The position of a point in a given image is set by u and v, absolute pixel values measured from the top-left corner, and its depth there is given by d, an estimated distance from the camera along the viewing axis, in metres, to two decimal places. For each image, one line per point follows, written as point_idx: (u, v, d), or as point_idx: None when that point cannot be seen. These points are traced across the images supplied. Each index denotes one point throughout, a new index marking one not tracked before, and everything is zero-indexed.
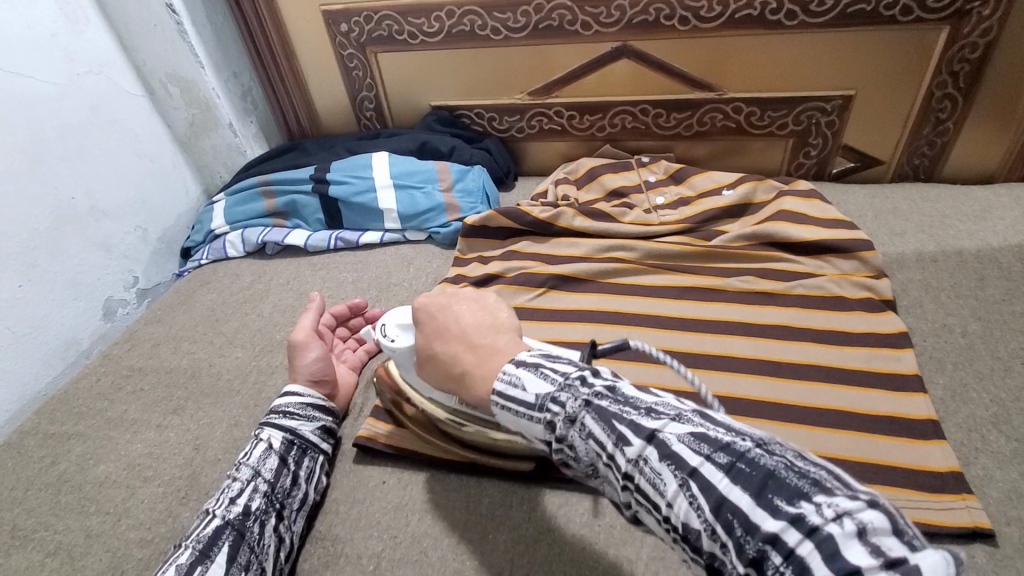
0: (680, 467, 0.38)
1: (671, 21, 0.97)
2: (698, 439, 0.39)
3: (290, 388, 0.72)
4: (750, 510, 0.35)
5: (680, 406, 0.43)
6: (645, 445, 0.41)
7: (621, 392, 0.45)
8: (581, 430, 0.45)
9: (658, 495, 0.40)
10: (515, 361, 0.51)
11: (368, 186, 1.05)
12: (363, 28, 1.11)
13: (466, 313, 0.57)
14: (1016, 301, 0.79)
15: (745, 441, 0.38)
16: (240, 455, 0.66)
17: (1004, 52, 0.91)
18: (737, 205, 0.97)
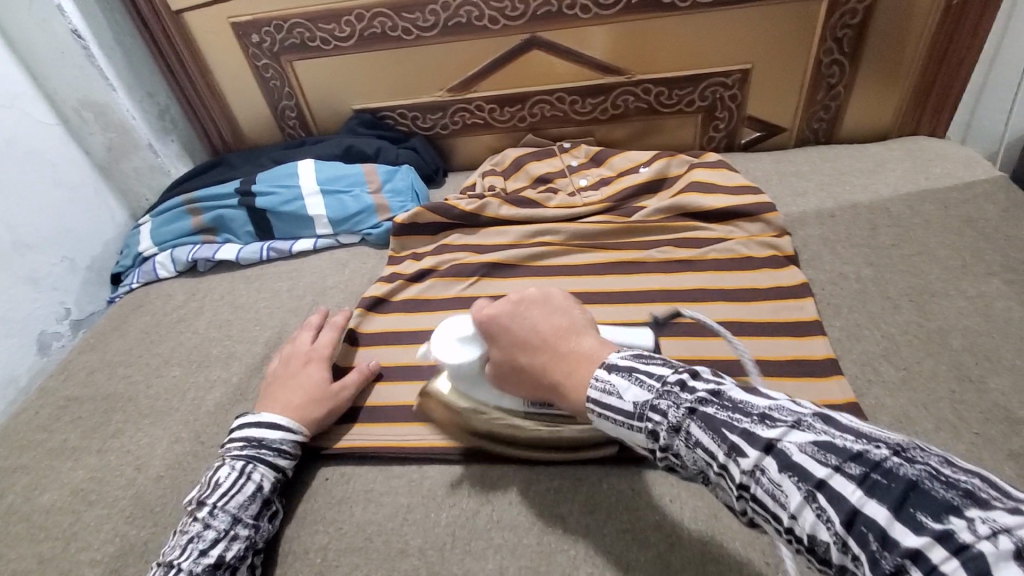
0: (805, 478, 0.37)
1: (573, 10, 1.01)
2: (824, 449, 0.37)
3: (286, 424, 0.69)
4: (888, 526, 0.33)
5: (796, 410, 0.41)
6: (762, 455, 0.39)
7: (726, 396, 0.44)
8: (686, 439, 0.44)
9: (778, 504, 0.38)
10: (607, 366, 0.51)
11: (295, 194, 1.05)
12: (274, 37, 1.11)
13: (538, 319, 0.59)
14: (904, 245, 0.87)
15: (879, 449, 0.36)
16: (217, 493, 0.62)
17: (881, 16, 0.98)
18: (653, 180, 1.02)
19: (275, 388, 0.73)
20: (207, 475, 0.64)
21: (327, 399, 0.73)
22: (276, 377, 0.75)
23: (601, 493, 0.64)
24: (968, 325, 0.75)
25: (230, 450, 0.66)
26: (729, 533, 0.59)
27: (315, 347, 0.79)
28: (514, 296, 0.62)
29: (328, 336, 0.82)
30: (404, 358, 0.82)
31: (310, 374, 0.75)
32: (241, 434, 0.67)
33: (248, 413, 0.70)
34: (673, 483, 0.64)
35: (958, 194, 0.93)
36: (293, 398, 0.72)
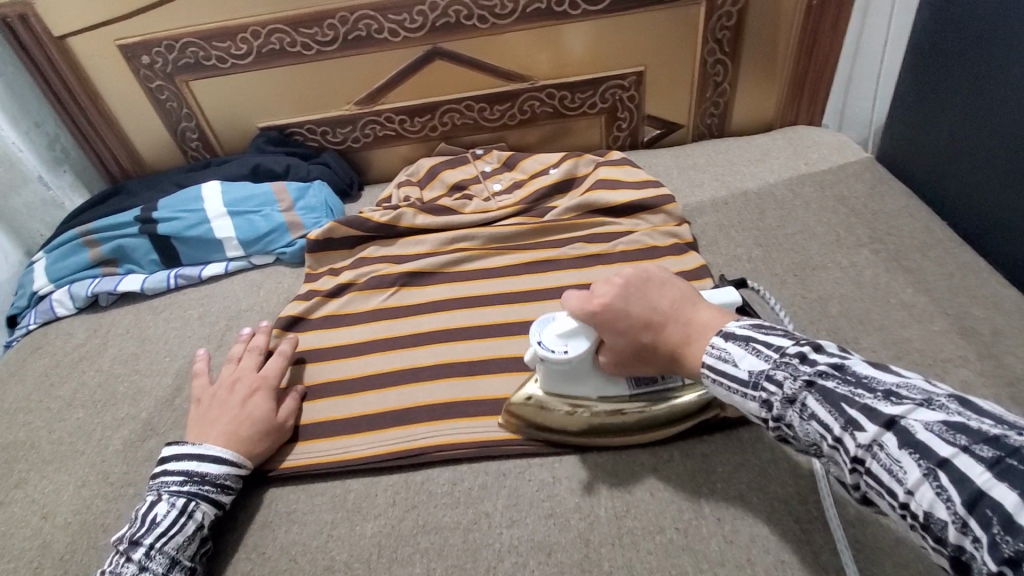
0: (927, 457, 0.38)
1: (471, 21, 1.04)
2: (953, 430, 0.38)
3: (230, 458, 0.67)
4: (1016, 511, 0.33)
5: (929, 389, 0.42)
6: (882, 431, 0.41)
7: (850, 370, 0.45)
8: (801, 410, 0.46)
9: (895, 479, 0.40)
10: (725, 336, 0.53)
11: (201, 218, 1.02)
12: (166, 58, 1.08)
13: (654, 296, 0.60)
14: (788, 225, 0.95)
15: (1019, 435, 0.36)
16: (155, 532, 0.60)
17: (753, 17, 1.07)
18: (562, 180, 1.06)
19: (214, 417, 0.70)
20: (141, 511, 0.62)
21: (272, 432, 0.71)
22: (214, 404, 0.72)
23: (523, 484, 0.67)
24: (844, 293, 0.83)
25: (166, 485, 0.64)
26: (644, 506, 0.63)
27: (263, 373, 0.76)
28: (619, 279, 0.62)
29: (278, 364, 0.78)
30: (326, 375, 0.81)
31: (253, 405, 0.72)
32: (180, 468, 0.65)
33: (186, 442, 0.68)
34: (592, 467, 0.67)
35: (832, 175, 1.03)
36: (238, 431, 0.69)
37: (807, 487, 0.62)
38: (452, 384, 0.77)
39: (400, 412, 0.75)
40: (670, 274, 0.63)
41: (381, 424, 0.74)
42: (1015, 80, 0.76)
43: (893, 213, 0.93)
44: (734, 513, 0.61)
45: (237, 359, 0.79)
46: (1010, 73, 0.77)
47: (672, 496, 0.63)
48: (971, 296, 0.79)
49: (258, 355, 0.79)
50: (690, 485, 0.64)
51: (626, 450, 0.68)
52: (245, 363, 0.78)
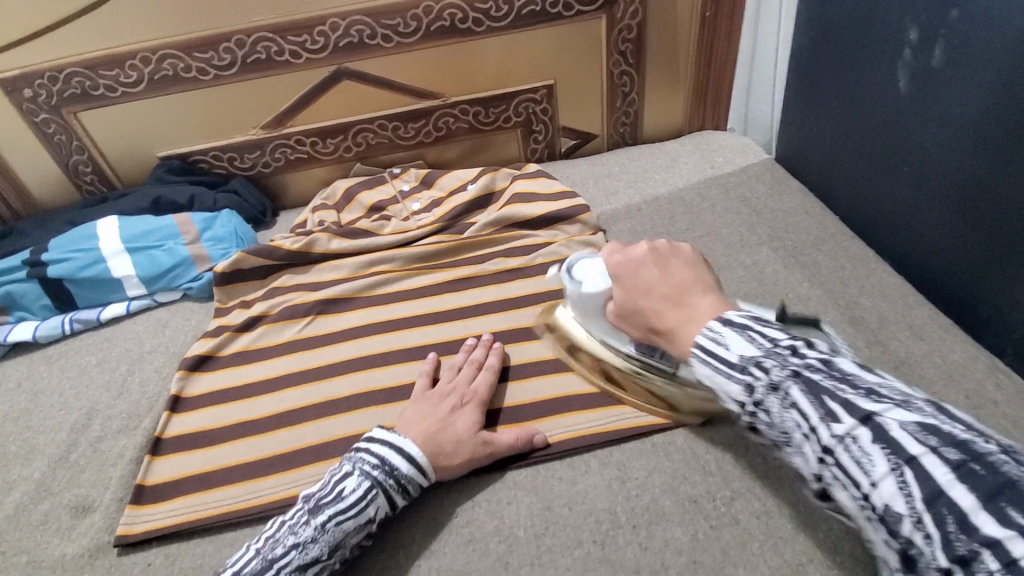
0: (898, 453, 0.41)
1: (375, 40, 1.03)
2: (926, 431, 0.40)
3: (422, 464, 0.63)
4: (972, 512, 0.37)
5: (906, 393, 0.44)
6: (858, 425, 0.43)
7: (836, 365, 0.47)
8: (783, 398, 0.47)
9: (862, 473, 0.42)
10: (722, 321, 0.54)
11: (96, 257, 0.95)
12: (50, 90, 1.00)
13: (669, 272, 0.62)
14: (697, 228, 0.99)
15: (987, 444, 0.39)
16: (337, 506, 0.59)
17: (653, 29, 1.11)
18: (481, 196, 1.05)
19: (417, 419, 0.67)
20: (334, 478, 0.62)
21: (475, 449, 0.66)
22: (428, 402, 0.70)
23: (445, 511, 0.65)
24: (748, 291, 0.87)
25: (363, 461, 0.63)
26: (562, 522, 0.63)
27: (474, 386, 0.72)
28: (644, 248, 0.65)
29: (489, 379, 0.73)
30: (238, 416, 0.77)
31: (462, 416, 0.68)
32: (378, 451, 0.63)
33: (393, 430, 0.66)
34: (511, 486, 0.67)
35: (735, 178, 1.07)
36: (438, 436, 0.65)
37: (717, 485, 0.64)
38: (370, 414, 0.75)
39: (317, 448, 0.72)
40: (693, 255, 0.65)
41: (295, 463, 0.71)
42: (882, 84, 0.82)
43: (790, 211, 0.98)
44: (648, 519, 0.62)
45: (456, 366, 0.76)
46: (877, 78, 0.83)
47: (590, 508, 0.64)
48: (861, 286, 0.84)
49: (473, 367, 0.75)
50: (607, 495, 0.64)
51: (545, 465, 0.68)
52: (462, 371, 0.75)
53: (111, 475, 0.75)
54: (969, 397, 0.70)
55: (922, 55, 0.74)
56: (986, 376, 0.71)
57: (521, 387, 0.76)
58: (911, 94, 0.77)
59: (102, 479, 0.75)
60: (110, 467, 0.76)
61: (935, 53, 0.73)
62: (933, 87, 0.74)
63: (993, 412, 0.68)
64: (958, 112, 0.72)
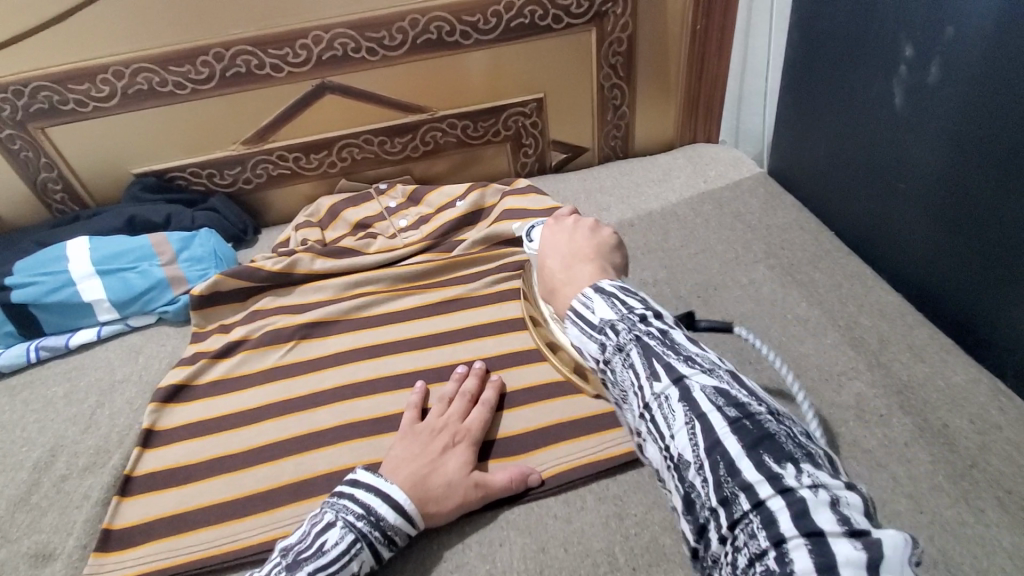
0: (693, 409, 0.41)
1: (359, 54, 1.00)
2: (720, 395, 0.41)
3: (410, 513, 0.60)
4: (737, 457, 0.38)
5: (715, 361, 0.44)
6: (671, 384, 0.43)
7: (671, 335, 0.46)
8: (624, 358, 0.46)
9: (666, 428, 0.42)
10: (596, 287, 0.51)
11: (64, 280, 0.90)
12: (16, 104, 0.96)
13: (581, 243, 0.62)
14: (691, 245, 0.96)
15: (760, 406, 0.41)
16: (318, 563, 0.54)
17: (643, 42, 1.10)
18: (470, 213, 1.02)
19: (406, 460, 0.63)
20: (314, 529, 0.57)
21: (467, 493, 0.62)
22: (416, 440, 0.65)
23: (433, 553, 0.62)
24: (743, 312, 0.85)
25: (347, 511, 0.58)
26: (558, 565, 0.60)
27: (467, 423, 0.69)
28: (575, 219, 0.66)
29: (483, 415, 0.70)
30: (213, 451, 0.73)
31: (452, 457, 0.64)
32: (362, 501, 0.59)
33: (379, 473, 0.62)
34: (504, 526, 0.63)
35: (729, 192, 1.05)
36: (428, 481, 0.62)
37: None
38: (354, 447, 0.71)
39: (298, 485, 0.68)
40: (614, 240, 0.63)
41: (274, 502, 0.67)
42: (876, 100, 0.81)
43: (785, 227, 0.97)
44: (648, 561, 0.59)
45: (447, 398, 0.72)
46: (871, 93, 0.81)
47: (587, 549, 0.60)
48: (859, 305, 0.83)
49: (466, 400, 0.71)
50: (604, 534, 0.61)
51: (539, 502, 0.65)
52: (453, 404, 0.71)
53: (74, 519, 0.70)
54: (974, 423, 0.68)
55: (919, 71, 0.73)
56: (989, 400, 0.69)
57: (513, 416, 0.72)
58: (907, 111, 0.76)
59: (64, 524, 0.70)
60: (74, 510, 0.71)
61: (931, 69, 0.71)
62: (930, 102, 0.72)
63: (999, 438, 0.66)
64: (950, 129, 0.70)
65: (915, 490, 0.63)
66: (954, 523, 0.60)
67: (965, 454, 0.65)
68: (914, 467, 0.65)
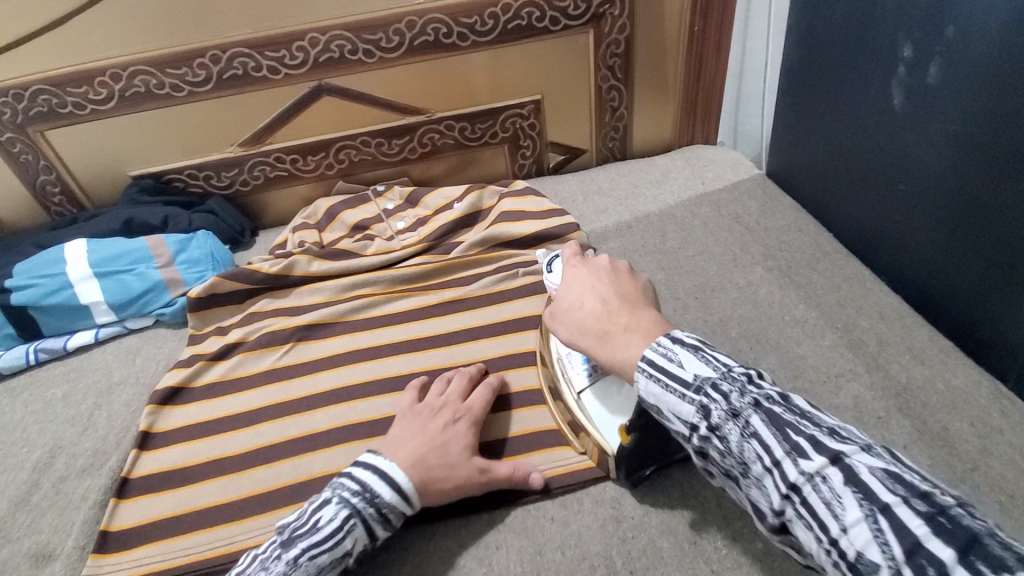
0: (871, 499, 0.38)
1: (356, 55, 1.00)
2: (894, 479, 0.39)
3: (406, 491, 0.59)
4: (952, 565, 0.34)
5: (863, 437, 0.43)
6: (826, 464, 0.41)
7: (794, 405, 0.45)
8: (744, 427, 0.45)
9: (832, 516, 0.39)
10: (671, 338, 0.52)
11: (62, 282, 0.90)
12: (14, 107, 0.96)
13: (623, 285, 0.60)
14: (689, 247, 0.96)
15: (946, 496, 0.37)
16: (311, 538, 0.55)
17: (640, 44, 1.09)
18: (467, 215, 1.01)
19: (409, 438, 0.63)
20: (311, 506, 0.58)
21: (463, 489, 0.62)
22: (418, 420, 0.66)
23: (430, 558, 0.62)
24: (741, 313, 0.85)
25: (342, 489, 0.59)
26: (555, 568, 0.60)
27: (468, 403, 0.69)
28: (604, 259, 0.63)
29: (484, 395, 0.70)
30: (212, 453, 0.73)
31: (455, 435, 0.64)
32: (358, 478, 0.59)
33: (382, 453, 0.62)
34: (500, 528, 0.63)
35: (727, 194, 1.05)
36: (432, 459, 0.62)
37: (717, 524, 0.61)
38: (352, 450, 0.71)
39: (295, 487, 0.68)
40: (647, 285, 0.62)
41: (272, 505, 0.67)
42: (875, 101, 0.80)
43: (783, 229, 0.97)
44: (645, 564, 0.59)
45: (447, 379, 0.72)
46: (869, 94, 0.81)
47: (584, 552, 0.60)
48: (858, 307, 0.82)
49: (466, 381, 0.72)
50: (601, 537, 0.61)
51: (536, 504, 0.65)
52: (454, 385, 0.71)
53: (73, 520, 0.70)
54: (974, 426, 0.67)
55: (918, 72, 0.73)
56: (990, 403, 0.69)
57: (509, 419, 0.72)
58: (907, 112, 0.76)
59: (62, 525, 0.70)
60: (72, 512, 0.71)
61: (931, 71, 0.71)
62: (929, 104, 0.72)
63: (999, 441, 0.66)
64: (950, 130, 0.70)
65: None
66: None
67: (966, 457, 0.65)
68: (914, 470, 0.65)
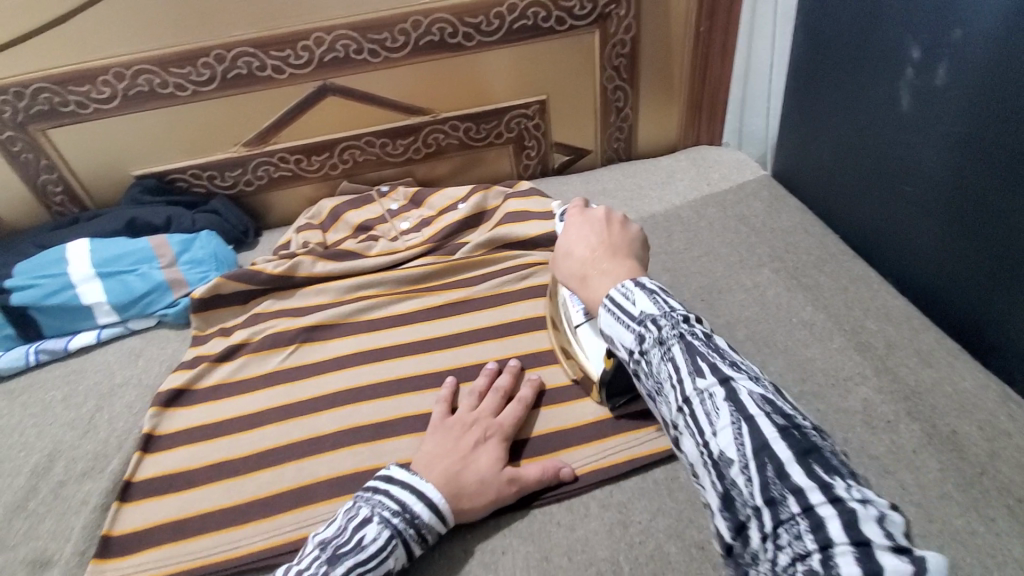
0: (742, 412, 0.41)
1: (361, 55, 0.99)
2: (770, 403, 0.41)
3: (444, 511, 0.59)
4: (788, 464, 0.38)
5: (757, 371, 0.46)
6: (720, 384, 0.43)
7: (716, 342, 0.46)
8: (665, 352, 0.46)
9: (706, 423, 0.42)
10: (637, 282, 0.51)
11: (64, 283, 0.90)
12: (16, 106, 0.95)
13: (612, 235, 0.61)
14: (695, 248, 0.96)
15: (806, 423, 0.41)
16: (357, 558, 0.54)
17: (646, 44, 1.09)
18: (471, 216, 1.01)
19: (438, 455, 0.63)
20: (351, 524, 0.56)
21: (470, 495, 0.61)
22: (449, 435, 0.65)
23: (435, 563, 0.61)
24: (749, 315, 0.84)
25: (382, 507, 0.58)
26: (562, 574, 0.59)
27: (500, 418, 0.68)
28: (602, 211, 0.65)
29: (518, 411, 0.69)
30: (214, 456, 0.72)
31: (486, 453, 0.64)
32: (398, 497, 0.58)
33: (412, 469, 0.61)
34: (507, 533, 0.63)
35: (733, 195, 1.05)
36: (463, 479, 0.61)
37: None
38: (356, 452, 0.70)
39: (298, 491, 0.67)
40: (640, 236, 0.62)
41: (275, 508, 0.66)
42: (883, 101, 0.80)
43: (789, 230, 0.96)
44: (654, 570, 0.58)
45: (480, 392, 0.71)
46: (877, 95, 0.81)
47: (591, 558, 0.60)
48: (866, 309, 0.82)
49: (500, 395, 0.71)
50: (608, 542, 0.61)
51: (543, 508, 0.64)
52: (487, 399, 0.70)
53: (73, 526, 0.69)
54: (984, 430, 0.67)
55: (926, 73, 0.72)
56: (1000, 407, 0.68)
57: None
58: (914, 113, 0.75)
59: (63, 530, 0.69)
60: (73, 516, 0.70)
61: (939, 71, 0.70)
62: (936, 104, 0.72)
63: (1010, 445, 0.65)
64: (956, 132, 0.70)
65: (924, 498, 0.62)
66: (965, 531, 0.59)
67: (976, 461, 0.64)
68: (924, 475, 0.64)
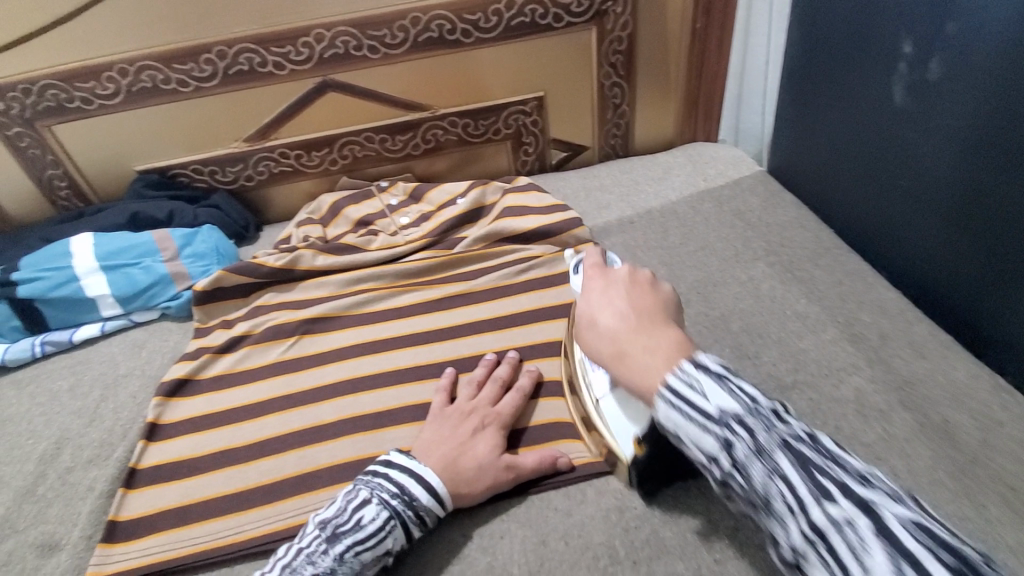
0: (897, 548, 0.37)
1: (361, 52, 1.00)
2: (924, 530, 0.37)
3: (441, 495, 0.61)
4: None
5: (888, 483, 0.42)
6: (857, 511, 0.39)
7: (823, 447, 0.43)
8: (769, 466, 0.42)
9: (855, 561, 0.38)
10: (695, 364, 0.47)
11: (69, 276, 0.91)
12: (22, 102, 0.96)
13: (645, 301, 0.57)
14: (691, 242, 0.97)
15: (972, 550, 0.37)
16: (355, 537, 0.56)
17: (642, 41, 1.10)
18: (470, 210, 1.02)
19: (437, 443, 0.65)
20: (350, 505, 0.59)
21: (467, 481, 0.62)
22: (448, 424, 0.67)
23: (435, 548, 0.62)
24: (743, 308, 0.85)
25: (381, 489, 0.60)
26: (557, 557, 0.60)
27: (498, 408, 0.69)
28: (625, 270, 0.60)
29: (515, 400, 0.70)
30: (218, 444, 0.74)
31: (484, 441, 0.65)
32: (397, 481, 0.60)
33: (410, 455, 0.63)
34: (504, 518, 0.64)
35: (728, 190, 1.06)
36: (460, 466, 0.63)
37: (718, 514, 0.62)
38: (357, 441, 0.72)
39: (301, 478, 0.69)
40: (670, 298, 0.59)
41: (278, 495, 0.68)
42: (876, 97, 0.81)
43: (784, 224, 0.97)
44: (648, 554, 0.60)
45: (478, 382, 0.73)
46: (870, 91, 0.82)
47: (587, 542, 0.61)
48: (858, 302, 0.83)
49: (498, 385, 0.72)
50: (603, 527, 0.62)
51: (539, 495, 0.66)
52: (485, 389, 0.72)
53: (80, 511, 0.71)
54: (973, 419, 0.68)
55: (919, 69, 0.73)
56: (990, 397, 0.70)
57: None
58: (907, 108, 0.76)
59: (70, 515, 0.71)
60: (80, 502, 0.72)
61: (931, 67, 0.72)
62: (928, 100, 0.73)
63: (998, 433, 0.67)
64: (950, 128, 0.71)
65: (913, 484, 0.64)
66: (953, 515, 0.61)
67: (965, 449, 0.66)
68: (913, 462, 0.66)
